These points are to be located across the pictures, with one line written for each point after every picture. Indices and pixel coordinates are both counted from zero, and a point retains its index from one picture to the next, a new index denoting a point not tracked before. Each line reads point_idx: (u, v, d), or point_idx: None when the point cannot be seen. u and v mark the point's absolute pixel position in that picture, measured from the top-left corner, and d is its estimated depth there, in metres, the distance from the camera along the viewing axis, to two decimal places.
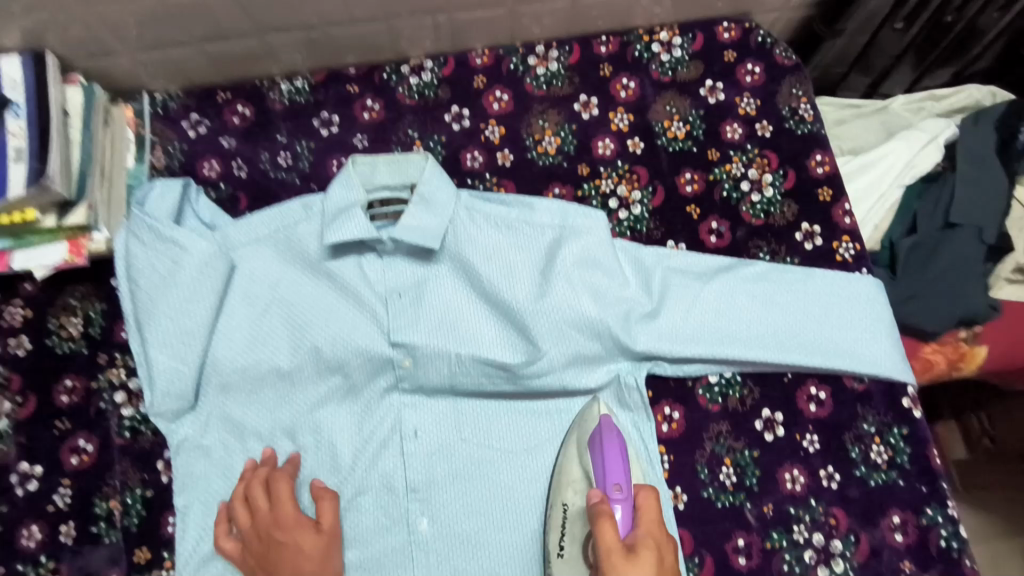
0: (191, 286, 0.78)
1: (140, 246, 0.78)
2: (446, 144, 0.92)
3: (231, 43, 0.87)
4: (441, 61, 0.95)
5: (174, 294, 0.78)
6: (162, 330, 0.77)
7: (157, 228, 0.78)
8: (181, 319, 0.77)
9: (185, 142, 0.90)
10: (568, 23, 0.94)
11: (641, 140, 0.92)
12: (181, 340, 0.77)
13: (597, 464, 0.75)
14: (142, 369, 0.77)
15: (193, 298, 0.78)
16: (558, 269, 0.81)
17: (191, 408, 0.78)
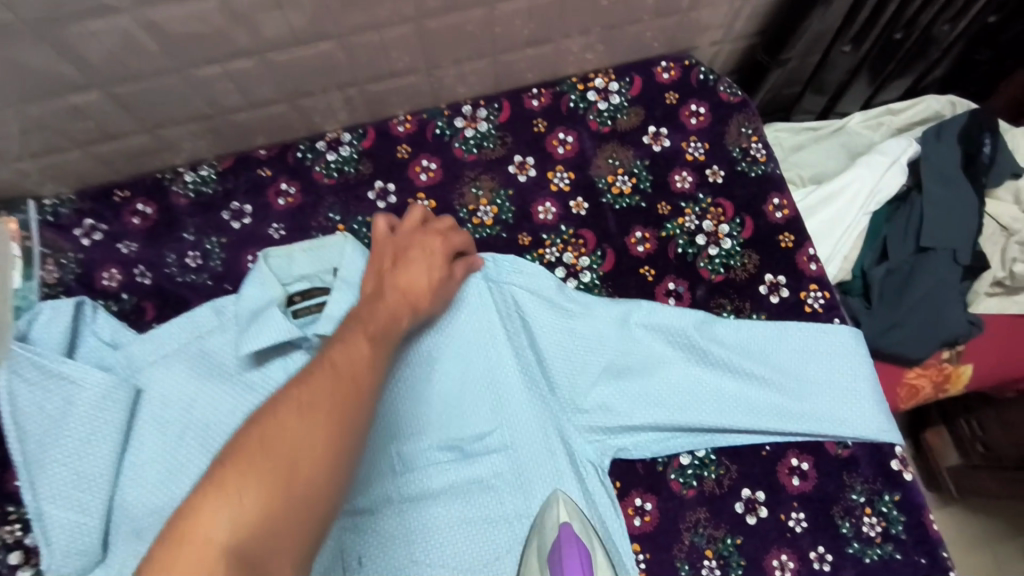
0: (92, 423, 0.70)
1: (24, 385, 0.69)
2: (371, 225, 0.84)
3: (123, 141, 0.80)
4: (361, 133, 0.87)
5: (73, 434, 0.70)
6: (59, 476, 0.68)
7: (48, 362, 0.70)
8: (84, 462, 0.70)
9: (80, 251, 0.81)
10: (493, 80, 0.87)
11: (585, 201, 0.85)
12: (85, 485, 0.69)
13: None
14: (36, 526, 0.67)
15: (95, 437, 0.70)
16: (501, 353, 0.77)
17: (99, 560, 0.69)
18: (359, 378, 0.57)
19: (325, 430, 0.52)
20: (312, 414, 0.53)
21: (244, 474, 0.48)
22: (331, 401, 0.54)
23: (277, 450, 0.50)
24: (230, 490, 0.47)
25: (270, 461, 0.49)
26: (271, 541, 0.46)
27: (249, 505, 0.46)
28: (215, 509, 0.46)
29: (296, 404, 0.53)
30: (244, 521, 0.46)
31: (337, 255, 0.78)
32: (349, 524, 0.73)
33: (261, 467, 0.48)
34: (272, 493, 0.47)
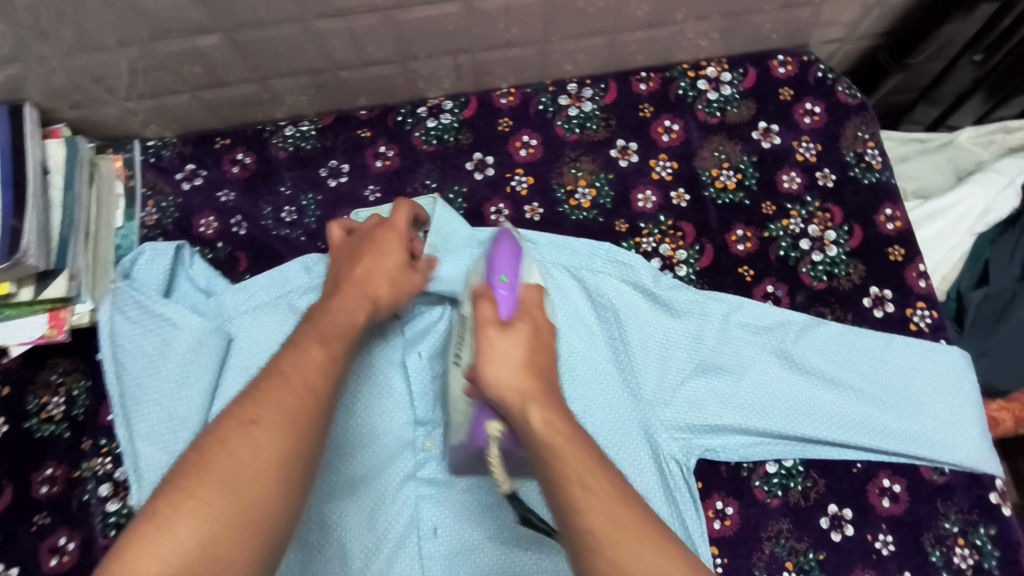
0: (187, 366, 0.72)
1: (127, 322, 0.72)
2: (467, 196, 0.82)
3: (231, 89, 0.79)
4: (463, 102, 0.86)
5: (168, 375, 0.71)
6: (152, 413, 0.70)
7: (152, 304, 0.73)
8: (175, 403, 0.71)
9: (179, 196, 0.82)
10: (604, 59, 0.84)
11: (687, 192, 0.82)
12: (175, 428, 0.70)
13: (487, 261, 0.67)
14: (128, 461, 0.69)
15: (188, 381, 0.71)
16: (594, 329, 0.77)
17: None
18: (313, 386, 0.54)
19: (271, 444, 0.50)
20: (253, 429, 0.50)
21: (181, 508, 0.46)
22: (275, 416, 0.51)
23: (215, 474, 0.48)
24: (167, 524, 0.46)
25: (207, 492, 0.47)
26: (211, 568, 0.45)
27: (182, 537, 0.45)
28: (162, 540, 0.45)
29: (238, 426, 0.50)
30: (178, 555, 0.45)
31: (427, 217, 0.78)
32: (426, 490, 0.73)
33: (199, 496, 0.47)
34: (212, 532, 0.46)
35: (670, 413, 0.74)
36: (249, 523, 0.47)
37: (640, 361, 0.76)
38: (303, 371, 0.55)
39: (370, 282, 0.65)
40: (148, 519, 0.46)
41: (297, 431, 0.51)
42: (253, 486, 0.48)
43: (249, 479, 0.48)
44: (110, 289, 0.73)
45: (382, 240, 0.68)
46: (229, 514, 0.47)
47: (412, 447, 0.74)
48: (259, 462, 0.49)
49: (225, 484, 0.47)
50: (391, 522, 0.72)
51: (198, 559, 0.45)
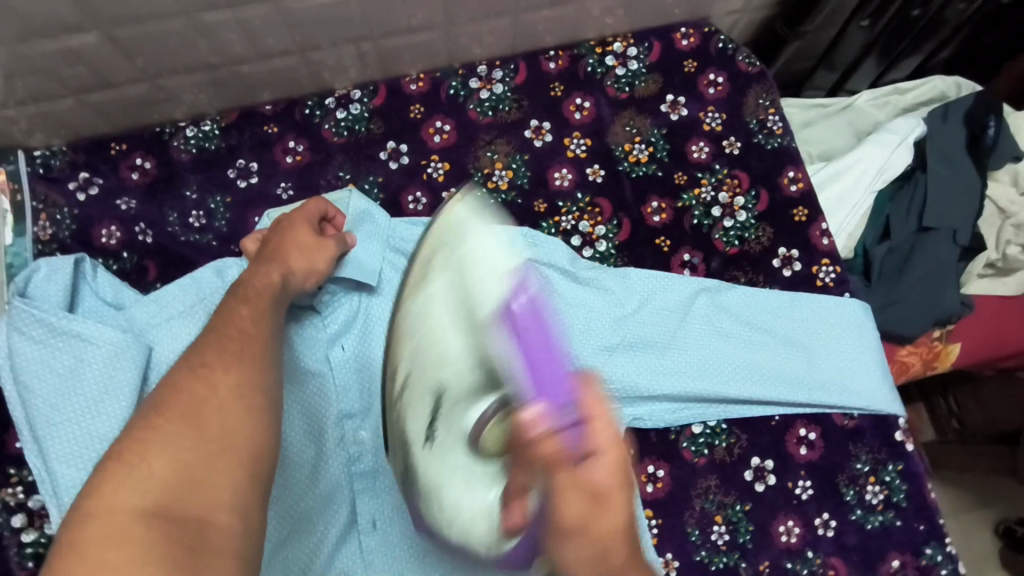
0: (99, 384, 0.67)
1: (29, 342, 0.68)
2: (383, 186, 0.81)
3: (120, 90, 0.75)
4: (371, 90, 0.84)
5: (79, 395, 0.67)
6: (65, 435, 0.66)
7: (56, 321, 0.68)
8: (88, 424, 0.67)
9: (75, 206, 0.78)
10: (510, 40, 0.84)
11: (602, 168, 0.84)
12: (90, 450, 0.66)
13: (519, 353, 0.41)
14: (44, 488, 0.66)
15: (100, 399, 0.67)
16: None
17: None
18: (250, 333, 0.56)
19: (228, 379, 0.52)
20: (207, 371, 0.52)
21: (152, 441, 0.47)
22: (223, 357, 0.53)
23: (180, 410, 0.49)
24: (140, 458, 0.46)
25: (175, 426, 0.48)
26: (194, 489, 0.46)
27: (156, 469, 0.46)
28: (127, 476, 0.45)
29: (191, 371, 0.51)
30: (160, 482, 0.45)
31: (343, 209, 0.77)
32: (361, 485, 0.72)
33: (168, 429, 0.48)
34: (189, 460, 0.47)
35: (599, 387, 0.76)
36: (225, 449, 0.48)
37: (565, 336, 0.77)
38: (239, 322, 0.57)
39: (282, 253, 0.66)
40: (119, 456, 0.46)
41: (250, 368, 0.53)
42: (216, 420, 0.49)
43: (210, 415, 0.49)
44: (5, 309, 0.69)
45: (294, 223, 0.69)
46: (200, 444, 0.48)
47: (345, 442, 0.72)
48: (221, 398, 0.50)
49: (191, 417, 0.49)
50: (331, 520, 0.70)
51: (181, 485, 0.45)
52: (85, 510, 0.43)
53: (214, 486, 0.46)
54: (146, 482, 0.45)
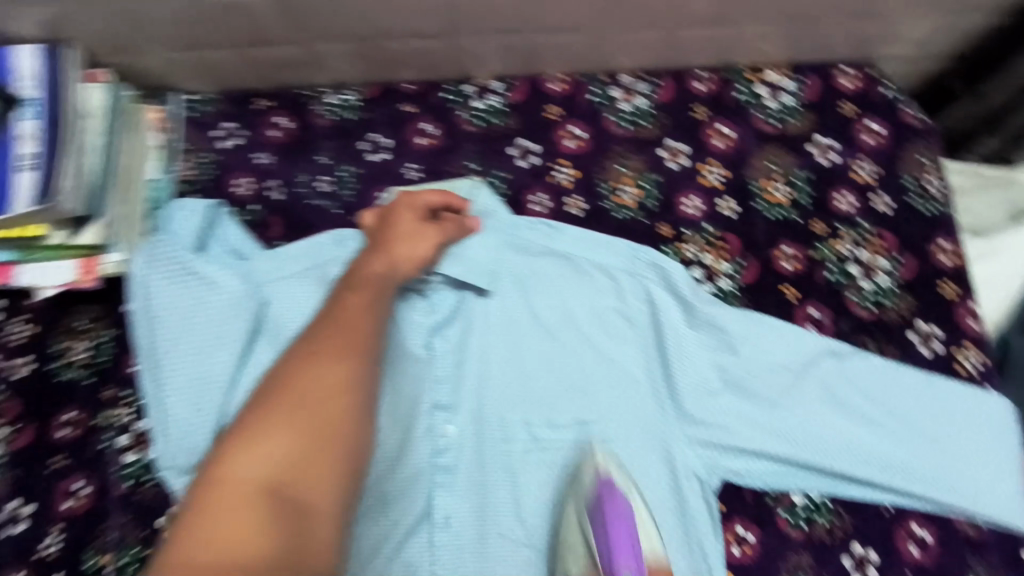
0: (219, 327, 0.71)
1: (160, 277, 0.71)
2: (508, 183, 0.79)
3: (274, 49, 0.76)
4: (511, 84, 0.82)
5: (198, 333, 0.71)
6: (177, 370, 0.70)
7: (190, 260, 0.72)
8: (204, 362, 0.70)
9: (217, 153, 0.80)
10: (663, 54, 0.80)
11: (736, 203, 0.79)
12: (201, 386, 0.70)
13: None
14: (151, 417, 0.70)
15: (216, 341, 0.71)
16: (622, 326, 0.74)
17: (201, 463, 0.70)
18: (362, 326, 0.61)
19: (335, 368, 0.58)
20: (317, 359, 0.58)
21: (268, 424, 0.54)
22: (333, 345, 0.59)
23: (293, 394, 0.56)
24: (261, 436, 0.53)
25: (289, 410, 0.55)
26: (302, 471, 0.53)
27: (273, 448, 0.53)
28: (248, 453, 0.53)
29: (306, 355, 0.59)
30: (274, 460, 0.53)
31: (468, 198, 0.76)
32: (440, 480, 0.70)
33: (282, 411, 0.55)
34: (300, 446, 0.54)
35: (697, 429, 0.71)
36: (331, 436, 0.55)
37: (668, 367, 0.73)
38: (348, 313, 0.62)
39: (390, 249, 0.69)
40: (240, 432, 0.54)
41: (354, 359, 0.59)
42: (319, 408, 0.56)
43: (317, 405, 0.56)
44: (147, 241, 0.72)
45: (404, 209, 0.72)
46: (305, 431, 0.54)
47: (429, 433, 0.71)
48: (329, 388, 0.57)
49: (301, 407, 0.55)
50: (403, 509, 0.69)
51: (290, 466, 0.53)
52: (212, 476, 0.52)
53: (316, 472, 0.53)
54: (259, 460, 0.53)
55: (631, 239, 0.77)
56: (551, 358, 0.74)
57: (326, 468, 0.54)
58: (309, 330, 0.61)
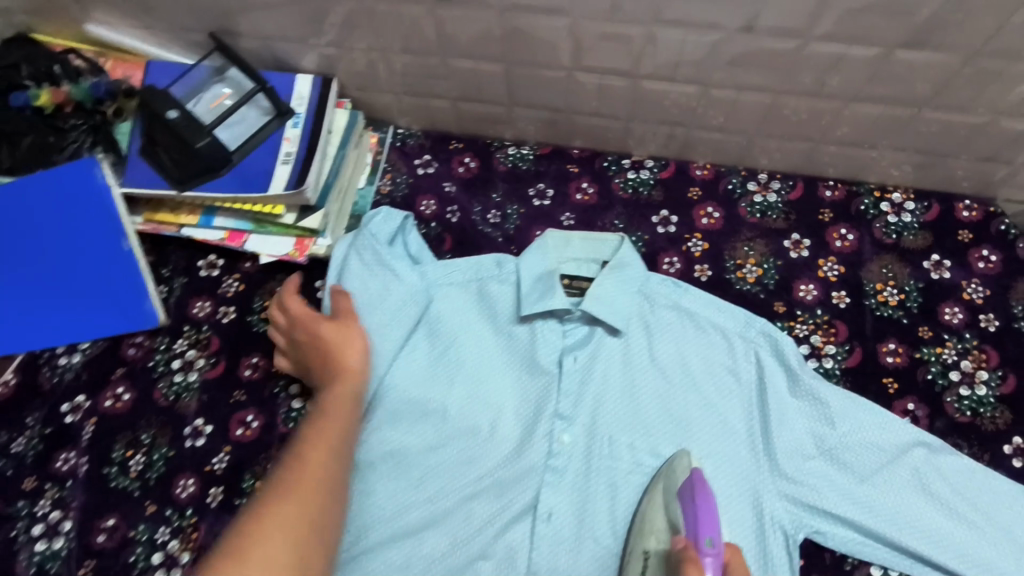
0: (393, 314, 0.85)
1: (359, 263, 0.87)
2: (647, 243, 0.93)
3: (482, 106, 0.94)
4: (662, 164, 0.97)
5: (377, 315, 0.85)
6: None
7: (382, 255, 0.87)
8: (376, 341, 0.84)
9: (412, 177, 0.99)
10: (799, 161, 0.93)
11: (848, 296, 0.88)
12: (370, 362, 0.84)
13: (688, 513, 0.68)
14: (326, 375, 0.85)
15: (389, 322, 0.85)
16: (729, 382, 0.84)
17: (356, 421, 0.83)
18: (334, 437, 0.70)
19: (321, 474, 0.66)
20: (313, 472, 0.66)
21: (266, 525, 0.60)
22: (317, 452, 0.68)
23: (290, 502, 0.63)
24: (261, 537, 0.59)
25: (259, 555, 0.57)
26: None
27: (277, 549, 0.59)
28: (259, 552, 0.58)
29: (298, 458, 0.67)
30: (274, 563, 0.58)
31: (612, 252, 0.88)
32: (549, 479, 0.80)
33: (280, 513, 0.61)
34: (296, 547, 0.60)
35: (788, 485, 0.78)
36: (317, 496, 0.64)
37: (769, 425, 0.80)
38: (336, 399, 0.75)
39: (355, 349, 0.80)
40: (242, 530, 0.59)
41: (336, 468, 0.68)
42: (323, 472, 0.66)
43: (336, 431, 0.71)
44: (355, 233, 0.90)
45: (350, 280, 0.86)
46: (289, 538, 0.60)
47: (547, 436, 0.82)
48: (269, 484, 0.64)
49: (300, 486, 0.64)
50: (513, 496, 0.80)
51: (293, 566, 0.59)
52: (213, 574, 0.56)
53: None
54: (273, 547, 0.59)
55: (745, 308, 0.87)
56: (662, 396, 0.84)
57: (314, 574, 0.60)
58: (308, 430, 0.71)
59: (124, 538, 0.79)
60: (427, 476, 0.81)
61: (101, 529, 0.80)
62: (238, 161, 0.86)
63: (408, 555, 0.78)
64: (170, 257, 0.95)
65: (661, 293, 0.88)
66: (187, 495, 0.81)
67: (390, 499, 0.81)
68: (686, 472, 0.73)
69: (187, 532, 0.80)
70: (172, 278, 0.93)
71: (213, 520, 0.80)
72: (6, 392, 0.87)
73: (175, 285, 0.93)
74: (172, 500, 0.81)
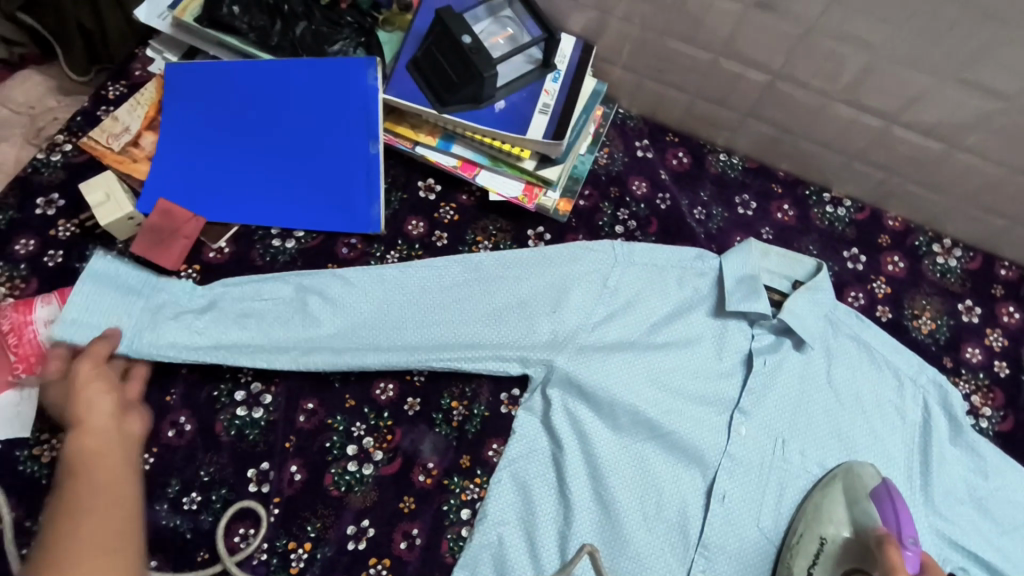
0: (568, 277, 0.89)
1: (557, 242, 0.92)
2: (835, 274, 1.00)
3: (717, 108, 0.99)
4: (858, 206, 1.03)
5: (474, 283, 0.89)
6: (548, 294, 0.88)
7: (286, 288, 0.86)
8: (430, 318, 0.87)
9: (628, 157, 1.03)
10: (987, 237, 1.00)
11: (1008, 367, 0.96)
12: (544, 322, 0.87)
13: (888, 514, 0.79)
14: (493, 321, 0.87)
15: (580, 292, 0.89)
16: (900, 421, 0.90)
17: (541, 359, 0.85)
18: (111, 511, 0.59)
19: None
20: None
21: None
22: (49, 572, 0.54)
23: None
24: None
25: None
26: None
27: None
28: None
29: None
30: None
31: (809, 276, 0.94)
32: (727, 465, 0.84)
33: None
34: None
35: (940, 522, 0.85)
36: None
37: (929, 467, 0.87)
38: (101, 446, 0.64)
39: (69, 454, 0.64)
40: None
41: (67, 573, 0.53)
42: None
43: (117, 528, 0.58)
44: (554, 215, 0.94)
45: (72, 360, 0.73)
46: None
47: (728, 426, 0.87)
48: None
49: None
50: (690, 472, 0.85)
51: None
52: None
53: None
54: None
55: (916, 356, 0.94)
56: (833, 416, 0.90)
57: None
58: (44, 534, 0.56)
59: (322, 423, 0.83)
60: (611, 437, 0.84)
61: (302, 410, 0.83)
62: (499, 98, 0.90)
63: (587, 504, 0.82)
64: (389, 170, 0.97)
65: (846, 322, 0.93)
66: (387, 397, 0.85)
67: (570, 446, 0.83)
68: (876, 481, 0.82)
69: (383, 432, 0.84)
70: (390, 191, 0.96)
71: (407, 427, 0.84)
72: (220, 259, 0.90)
73: (392, 199, 0.96)
74: (371, 400, 0.85)
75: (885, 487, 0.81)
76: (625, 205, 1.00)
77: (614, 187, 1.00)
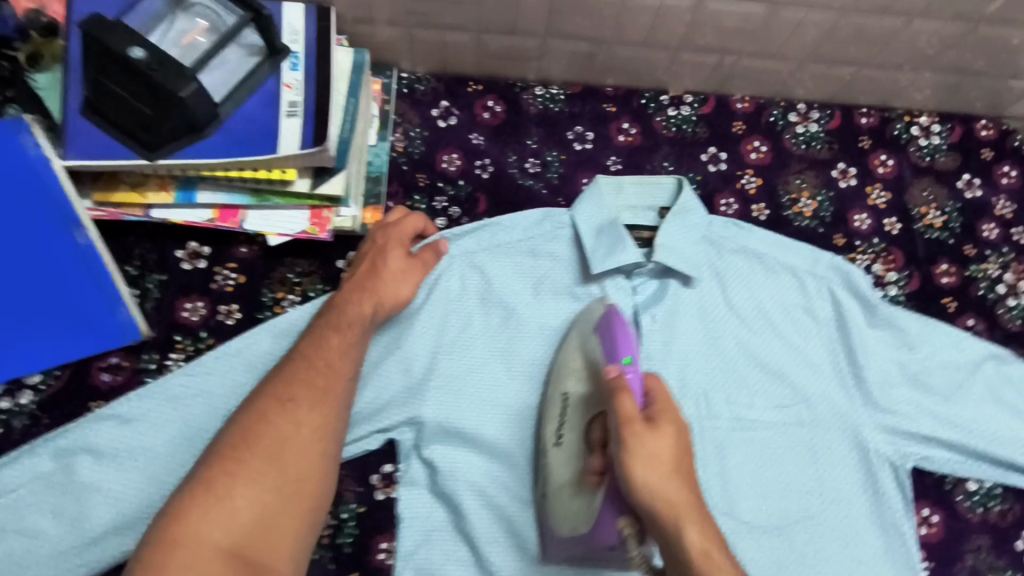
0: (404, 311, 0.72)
1: None
2: (701, 184, 0.87)
3: (511, 39, 0.80)
4: (702, 98, 0.90)
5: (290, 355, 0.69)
6: (386, 340, 0.71)
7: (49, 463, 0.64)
8: None
9: (429, 129, 0.84)
10: (839, 90, 0.90)
11: (899, 222, 0.88)
12: (389, 375, 0.70)
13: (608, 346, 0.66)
14: None
15: (422, 320, 0.72)
16: (815, 322, 0.80)
17: (405, 419, 0.70)
18: (336, 367, 0.64)
19: (256, 490, 0.59)
20: (290, 407, 0.62)
21: (232, 484, 0.59)
22: (308, 395, 0.62)
23: (262, 450, 0.60)
24: (227, 493, 0.59)
25: (279, 461, 0.61)
26: (263, 534, 0.59)
27: (239, 507, 0.59)
28: (237, 494, 0.59)
29: (279, 404, 0.62)
30: (236, 522, 0.58)
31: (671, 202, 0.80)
32: None
33: (251, 470, 0.60)
34: (279, 495, 0.60)
35: (885, 418, 0.77)
36: (296, 494, 0.61)
37: (855, 361, 0.78)
38: (331, 350, 0.64)
39: (379, 287, 0.68)
40: (208, 486, 0.58)
41: (327, 408, 0.63)
42: (283, 433, 0.61)
43: (315, 398, 0.62)
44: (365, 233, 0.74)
45: None
46: (273, 486, 0.60)
47: None
48: (298, 439, 0.61)
49: (277, 457, 0.61)
50: None
51: (232, 547, 0.58)
52: (173, 534, 0.56)
53: (278, 527, 0.60)
54: (241, 508, 0.59)
55: (808, 244, 0.83)
56: (746, 346, 0.79)
57: (292, 512, 0.61)
58: (285, 368, 0.64)
59: None
60: (516, 473, 0.71)
61: None
62: (227, 117, 0.66)
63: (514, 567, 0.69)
64: (134, 249, 0.74)
65: (725, 237, 0.81)
66: None
67: (473, 505, 0.69)
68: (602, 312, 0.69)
69: None
70: (143, 276, 0.73)
71: None
72: None
73: (150, 285, 0.73)
74: None
75: (606, 317, 0.67)
76: (443, 189, 0.82)
77: (421, 175, 0.82)
